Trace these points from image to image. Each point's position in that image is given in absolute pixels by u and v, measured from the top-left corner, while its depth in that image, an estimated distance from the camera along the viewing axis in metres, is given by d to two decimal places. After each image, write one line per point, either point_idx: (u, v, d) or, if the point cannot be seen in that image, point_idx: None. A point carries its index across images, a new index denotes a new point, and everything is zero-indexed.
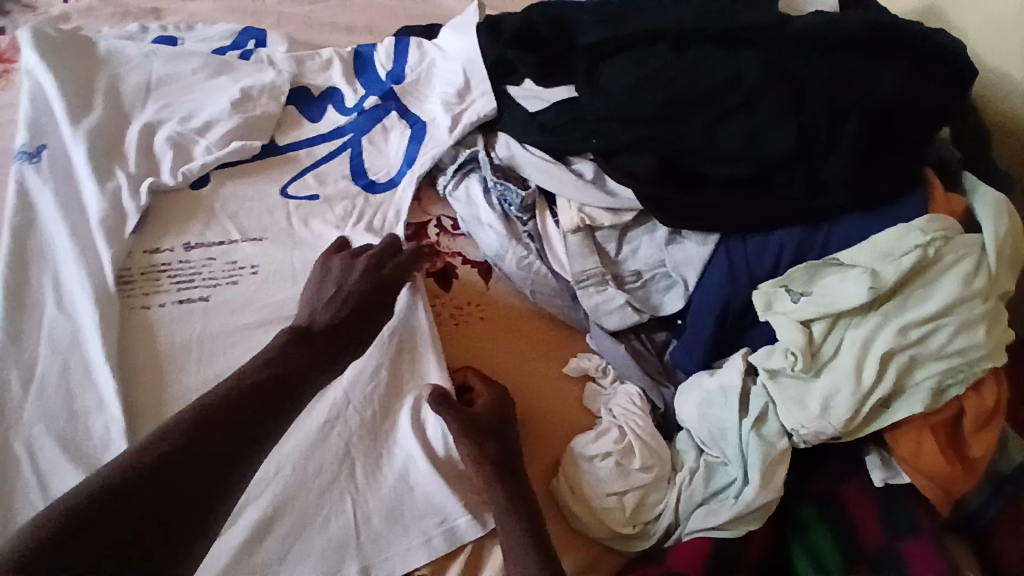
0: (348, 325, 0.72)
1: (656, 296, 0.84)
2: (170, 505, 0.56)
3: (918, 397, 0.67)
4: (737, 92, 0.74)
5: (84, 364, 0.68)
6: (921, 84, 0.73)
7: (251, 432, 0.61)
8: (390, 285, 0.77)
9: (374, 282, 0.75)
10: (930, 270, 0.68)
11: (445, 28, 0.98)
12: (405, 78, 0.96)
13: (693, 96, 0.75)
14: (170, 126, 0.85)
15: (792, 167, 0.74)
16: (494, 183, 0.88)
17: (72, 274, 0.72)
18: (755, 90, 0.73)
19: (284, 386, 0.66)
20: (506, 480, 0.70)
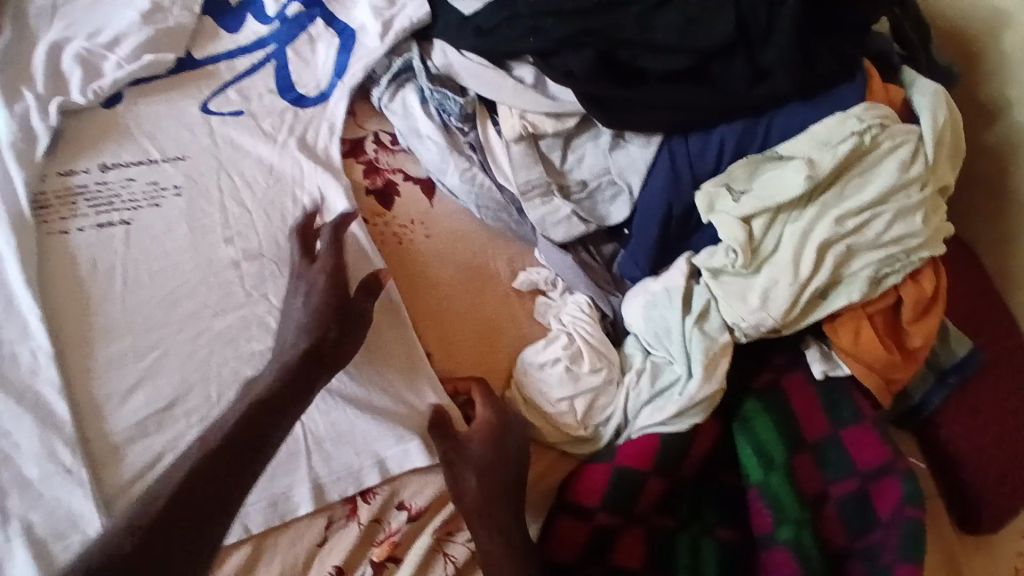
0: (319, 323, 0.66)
1: (602, 206, 0.82)
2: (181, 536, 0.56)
3: (856, 285, 0.69)
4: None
5: (3, 294, 0.65)
6: None
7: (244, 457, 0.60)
8: (357, 282, 0.69)
9: (337, 281, 0.68)
10: (867, 157, 0.69)
11: None
12: None
13: None
14: (78, 43, 0.78)
15: (731, 54, 0.72)
16: (431, 93, 0.84)
17: None
18: None
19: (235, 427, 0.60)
20: (482, 477, 0.67)
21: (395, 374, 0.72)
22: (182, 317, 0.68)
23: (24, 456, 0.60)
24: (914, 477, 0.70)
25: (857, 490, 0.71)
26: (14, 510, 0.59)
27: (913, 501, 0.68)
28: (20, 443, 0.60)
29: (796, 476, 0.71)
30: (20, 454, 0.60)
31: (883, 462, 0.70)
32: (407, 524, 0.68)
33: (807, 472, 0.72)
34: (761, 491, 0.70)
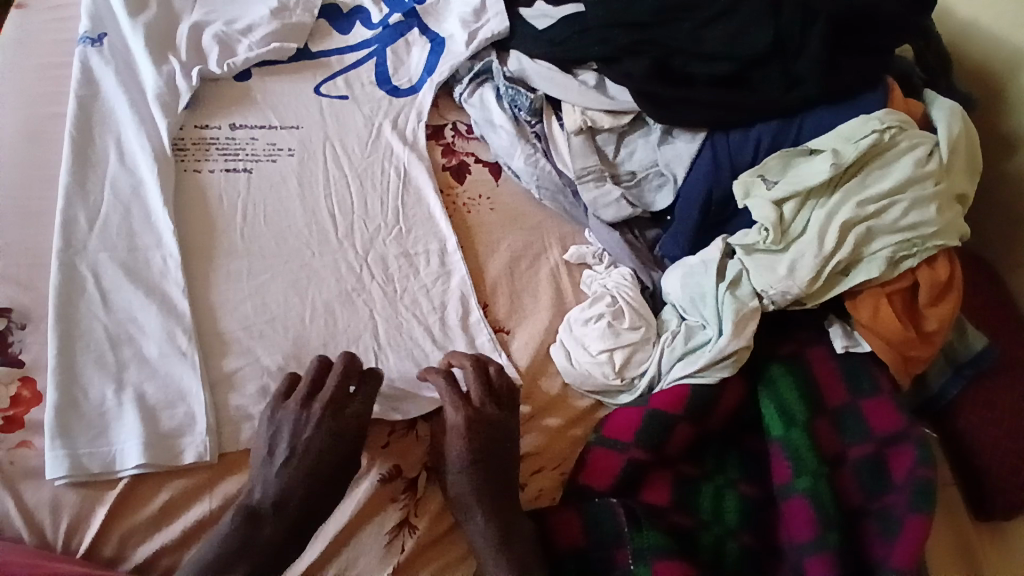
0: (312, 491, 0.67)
1: (649, 194, 0.93)
2: None
3: (875, 263, 0.77)
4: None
5: (144, 210, 0.78)
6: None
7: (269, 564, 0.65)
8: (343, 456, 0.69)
9: (331, 446, 0.69)
10: (885, 154, 0.80)
11: None
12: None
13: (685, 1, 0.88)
14: (216, 27, 0.95)
15: (770, 61, 0.85)
16: (506, 91, 0.98)
17: (132, 137, 0.82)
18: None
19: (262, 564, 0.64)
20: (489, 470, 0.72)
21: (459, 316, 0.84)
22: (288, 250, 0.81)
23: (148, 338, 0.72)
24: (925, 444, 0.76)
25: (871, 453, 0.77)
26: (132, 381, 0.70)
27: (924, 465, 0.74)
28: (145, 327, 0.72)
29: (816, 435, 0.77)
30: (144, 336, 0.72)
31: (897, 429, 0.77)
32: None
33: (825, 433, 0.78)
34: (782, 445, 0.77)
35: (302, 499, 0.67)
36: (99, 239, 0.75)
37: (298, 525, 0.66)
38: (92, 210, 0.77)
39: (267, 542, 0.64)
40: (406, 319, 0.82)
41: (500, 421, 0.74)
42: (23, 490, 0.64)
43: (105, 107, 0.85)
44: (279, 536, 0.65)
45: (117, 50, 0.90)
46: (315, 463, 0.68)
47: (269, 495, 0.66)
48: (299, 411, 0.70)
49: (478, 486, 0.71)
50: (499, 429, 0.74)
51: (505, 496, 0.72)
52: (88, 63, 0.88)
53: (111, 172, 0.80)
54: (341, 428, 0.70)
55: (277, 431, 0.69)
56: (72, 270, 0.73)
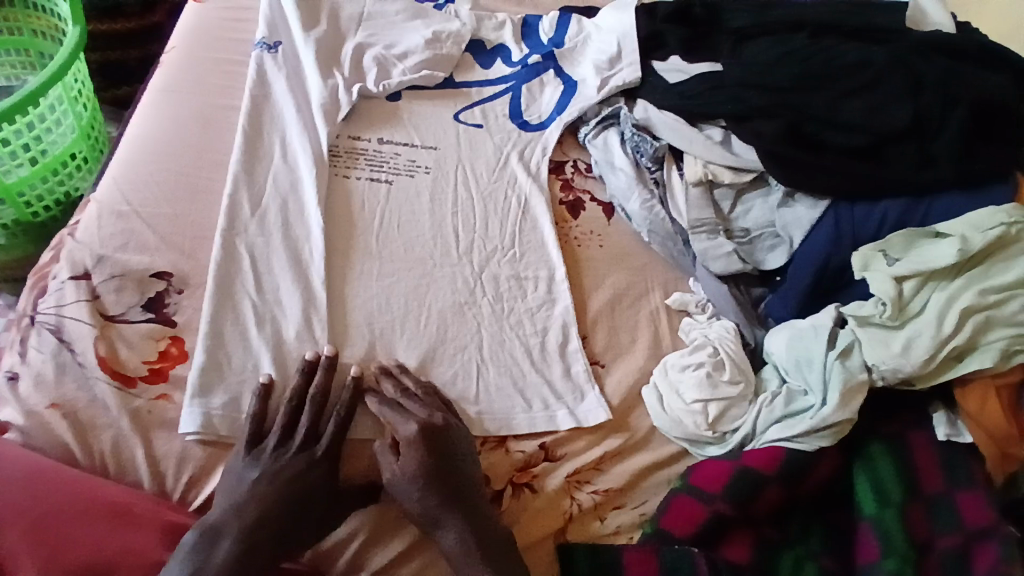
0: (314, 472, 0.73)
1: (760, 252, 0.94)
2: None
3: (989, 353, 0.75)
4: (865, 73, 0.89)
5: (299, 206, 0.87)
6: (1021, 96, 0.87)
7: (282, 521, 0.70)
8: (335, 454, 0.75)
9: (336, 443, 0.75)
10: (1010, 246, 0.78)
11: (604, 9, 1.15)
12: (564, 44, 1.13)
13: (827, 72, 0.90)
14: (376, 49, 1.05)
15: (905, 140, 0.86)
16: (632, 136, 1.02)
17: (296, 138, 0.92)
18: (881, 73, 0.88)
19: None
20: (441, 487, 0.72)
21: (560, 347, 0.87)
22: (415, 259, 0.88)
23: (290, 320, 0.79)
24: (1013, 543, 0.72)
25: (958, 546, 0.73)
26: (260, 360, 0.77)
27: (1007, 563, 0.71)
28: (288, 310, 0.80)
29: (908, 519, 0.74)
30: (285, 317, 0.80)
31: (988, 525, 0.73)
32: (545, 462, 0.79)
33: (916, 517, 0.74)
34: (872, 523, 0.74)
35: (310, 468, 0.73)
36: (258, 226, 0.84)
37: (252, 542, 0.68)
38: (256, 197, 0.86)
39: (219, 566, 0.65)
40: (509, 338, 0.86)
41: (452, 437, 0.75)
42: (155, 438, 0.73)
43: (273, 110, 0.95)
44: (279, 509, 0.71)
45: (288, 58, 1.01)
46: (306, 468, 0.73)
47: (233, 518, 0.68)
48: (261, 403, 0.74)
49: (441, 498, 0.72)
50: (452, 442, 0.74)
51: (464, 515, 0.72)
52: (263, 67, 0.99)
53: (275, 167, 0.89)
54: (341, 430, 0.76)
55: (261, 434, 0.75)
56: (231, 247, 0.82)
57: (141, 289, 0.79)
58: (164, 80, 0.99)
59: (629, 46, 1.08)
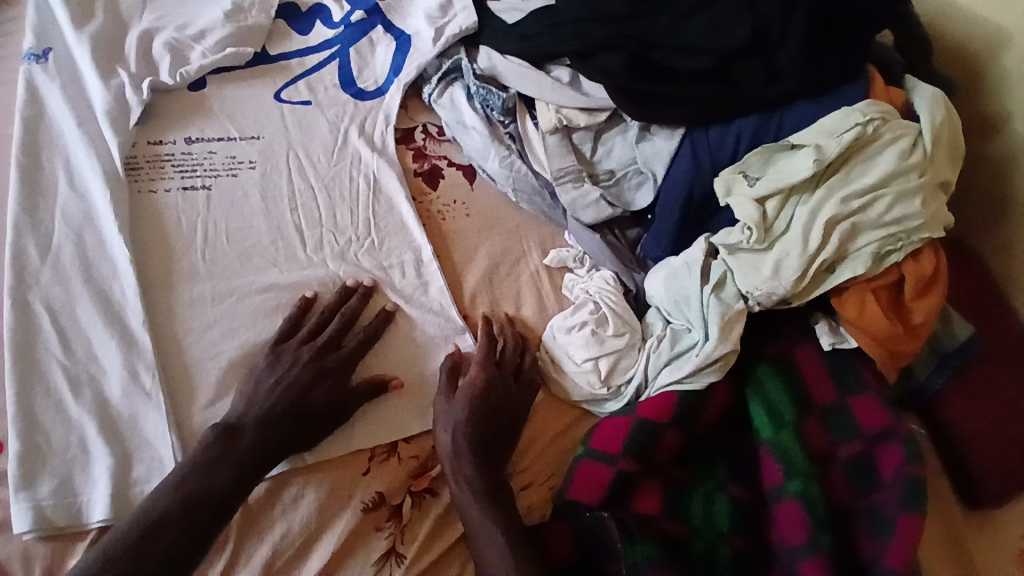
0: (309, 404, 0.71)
1: (628, 192, 0.91)
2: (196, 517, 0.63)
3: (860, 260, 0.76)
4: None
5: (98, 238, 0.74)
6: None
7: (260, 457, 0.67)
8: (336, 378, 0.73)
9: (317, 372, 0.72)
10: (868, 148, 0.78)
11: None
12: None
13: None
14: (167, 33, 0.90)
15: (748, 57, 0.82)
16: (477, 90, 0.94)
17: (82, 158, 0.78)
18: None
19: (204, 488, 0.64)
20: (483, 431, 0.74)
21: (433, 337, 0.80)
22: (254, 270, 0.77)
23: (111, 378, 0.69)
24: (912, 441, 0.76)
25: (860, 452, 0.76)
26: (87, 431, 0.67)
27: (911, 461, 0.74)
28: (106, 365, 0.69)
29: (805, 436, 0.77)
30: (107, 376, 0.69)
31: (886, 426, 0.76)
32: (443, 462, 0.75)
33: (814, 432, 0.78)
34: (771, 448, 0.76)
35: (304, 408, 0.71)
36: (52, 272, 0.72)
37: (268, 433, 0.68)
38: (43, 240, 0.73)
39: (244, 453, 0.66)
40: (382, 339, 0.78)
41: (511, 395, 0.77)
42: None
43: (52, 127, 0.80)
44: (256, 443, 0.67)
45: (63, 66, 0.85)
46: (314, 380, 0.72)
47: (251, 412, 0.69)
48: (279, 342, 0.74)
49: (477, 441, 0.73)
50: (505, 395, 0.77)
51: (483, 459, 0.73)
52: (33, 82, 0.83)
53: (61, 196, 0.76)
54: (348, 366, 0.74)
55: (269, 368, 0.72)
56: (25, 306, 0.70)
57: None
58: None
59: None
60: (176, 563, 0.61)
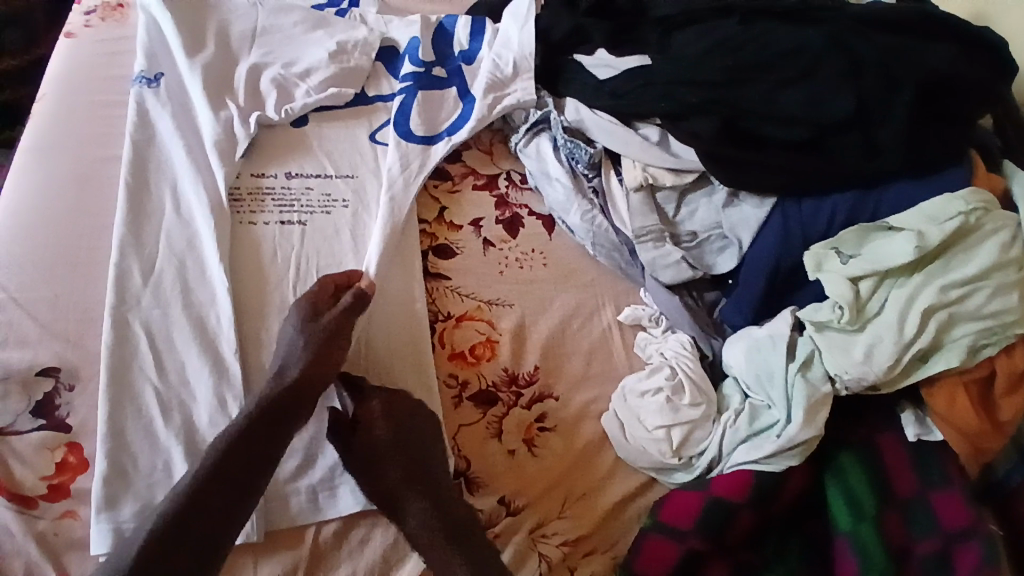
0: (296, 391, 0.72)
1: (710, 256, 0.91)
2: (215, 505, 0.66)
3: (955, 351, 0.72)
4: (799, 61, 0.82)
5: (199, 265, 0.78)
6: (967, 66, 0.80)
7: (264, 446, 0.69)
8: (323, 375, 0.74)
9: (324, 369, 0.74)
10: (969, 237, 0.74)
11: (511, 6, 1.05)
12: (476, 60, 1.04)
13: (758, 63, 0.83)
14: (274, 69, 0.95)
15: (848, 129, 0.80)
16: (565, 142, 0.96)
17: (189, 186, 0.82)
18: (818, 59, 0.80)
19: (229, 474, 0.67)
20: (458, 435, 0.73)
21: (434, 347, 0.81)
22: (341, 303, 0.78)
23: (200, 407, 0.72)
24: (992, 542, 0.72)
25: (939, 550, 0.72)
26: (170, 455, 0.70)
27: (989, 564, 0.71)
28: (197, 393, 0.72)
29: (885, 530, 0.73)
30: (195, 403, 0.72)
31: (967, 525, 0.72)
32: (508, 517, 0.75)
33: (894, 526, 0.73)
34: (850, 540, 0.73)
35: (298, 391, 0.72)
36: (152, 295, 0.75)
37: (265, 417, 0.70)
38: (146, 264, 0.77)
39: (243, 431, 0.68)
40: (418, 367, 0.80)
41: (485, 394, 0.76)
42: (68, 561, 0.67)
43: (161, 153, 0.85)
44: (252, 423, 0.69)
45: (173, 92, 0.89)
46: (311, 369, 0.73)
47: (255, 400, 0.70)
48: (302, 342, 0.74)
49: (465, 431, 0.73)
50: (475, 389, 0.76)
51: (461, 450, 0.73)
52: (144, 106, 0.87)
53: (166, 222, 0.80)
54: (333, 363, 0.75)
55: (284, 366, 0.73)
56: (124, 327, 0.73)
57: (27, 393, 0.70)
58: (35, 134, 0.87)
59: (528, 50, 1.00)
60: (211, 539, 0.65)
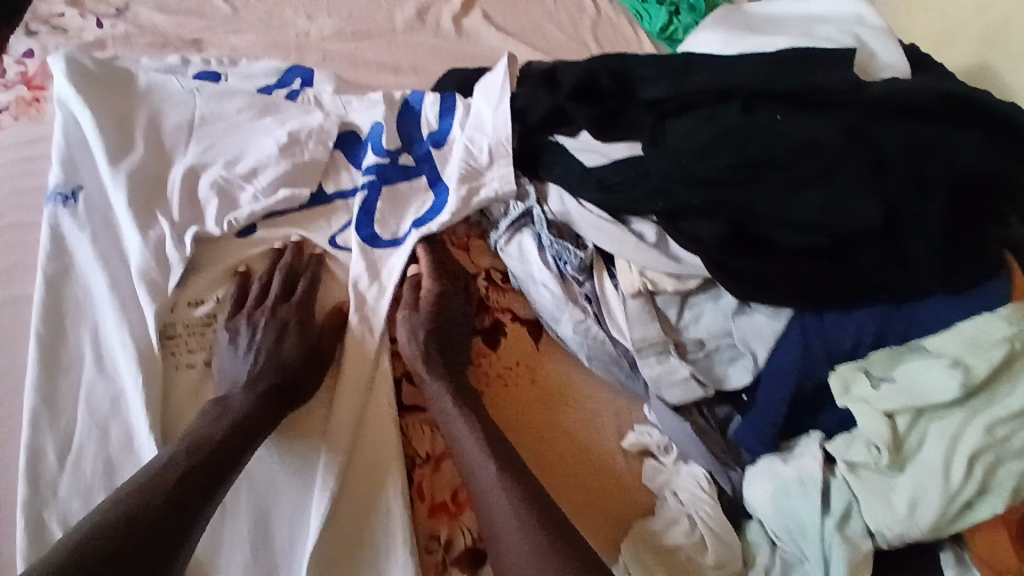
0: (280, 388, 0.70)
1: (719, 368, 0.81)
2: (178, 493, 0.60)
3: (1000, 494, 0.63)
4: (817, 158, 0.72)
5: (126, 434, 0.66)
6: (999, 158, 0.72)
7: (248, 431, 0.67)
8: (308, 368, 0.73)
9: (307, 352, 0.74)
10: (1015, 364, 0.66)
11: (484, 81, 0.93)
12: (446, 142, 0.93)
13: (770, 159, 0.72)
14: (216, 170, 0.82)
15: (874, 241, 0.72)
16: (551, 243, 0.86)
17: (112, 331, 0.69)
18: (838, 158, 0.71)
19: (200, 470, 0.62)
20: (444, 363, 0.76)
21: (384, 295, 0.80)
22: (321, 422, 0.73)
23: None
24: None
25: None
26: None
27: None
28: None
29: None
30: None
31: None
32: None
33: None
34: None
35: (285, 371, 0.72)
36: (72, 480, 0.64)
37: (256, 412, 0.68)
38: (63, 440, 0.65)
39: (237, 415, 0.67)
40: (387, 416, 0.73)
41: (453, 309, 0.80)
42: None
43: (80, 286, 0.72)
44: (250, 409, 0.68)
45: (95, 210, 0.76)
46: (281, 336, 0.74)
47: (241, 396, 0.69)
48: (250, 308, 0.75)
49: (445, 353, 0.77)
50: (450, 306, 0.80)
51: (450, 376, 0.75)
52: (58, 229, 0.74)
53: (86, 379, 0.67)
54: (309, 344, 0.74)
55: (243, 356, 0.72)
56: (38, 529, 0.61)
57: None
58: None
59: (501, 137, 0.89)
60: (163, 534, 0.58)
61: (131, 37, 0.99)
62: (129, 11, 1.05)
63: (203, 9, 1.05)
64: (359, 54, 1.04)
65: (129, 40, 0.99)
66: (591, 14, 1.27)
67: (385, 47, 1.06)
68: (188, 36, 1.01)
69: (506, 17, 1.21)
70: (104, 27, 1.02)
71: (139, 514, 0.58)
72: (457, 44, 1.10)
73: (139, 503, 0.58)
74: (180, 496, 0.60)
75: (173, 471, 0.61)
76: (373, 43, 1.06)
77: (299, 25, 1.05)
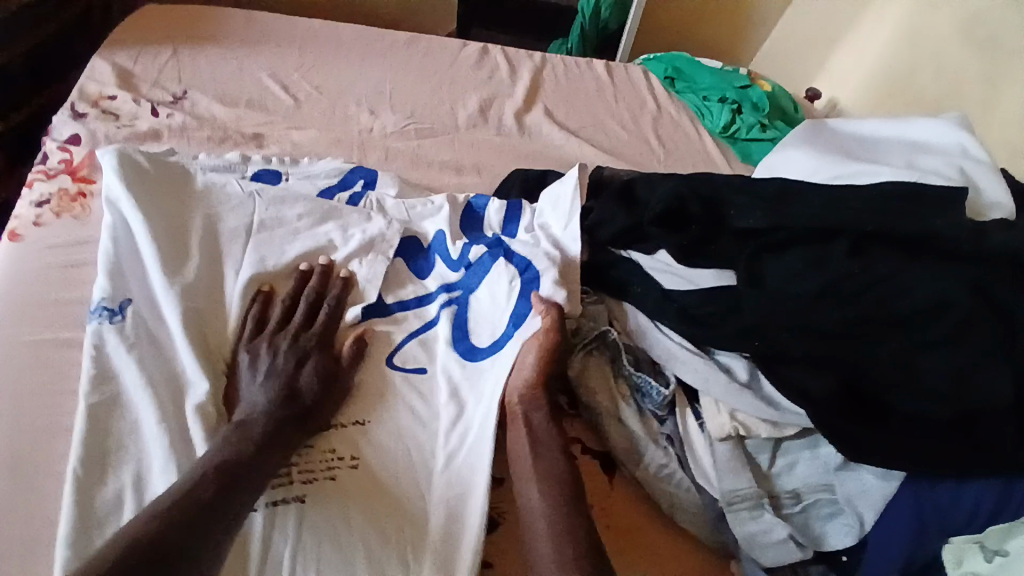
0: (296, 409, 0.67)
1: (816, 523, 0.72)
2: (216, 500, 0.57)
3: None
4: (945, 320, 0.67)
5: None
6: None
7: (278, 439, 0.64)
8: (321, 391, 0.70)
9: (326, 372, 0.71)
10: None
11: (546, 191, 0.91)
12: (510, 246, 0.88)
13: (885, 318, 0.68)
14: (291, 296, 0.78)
15: (1005, 415, 0.65)
16: (631, 375, 0.77)
17: (157, 474, 0.62)
18: (966, 321, 0.66)
19: (229, 479, 0.59)
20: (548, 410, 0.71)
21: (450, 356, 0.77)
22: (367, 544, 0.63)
23: None
24: None
25: None
26: None
27: None
28: None
29: None
30: None
31: None
32: None
33: None
34: None
35: (294, 393, 0.68)
36: None
37: (286, 420, 0.66)
38: None
39: (262, 431, 0.64)
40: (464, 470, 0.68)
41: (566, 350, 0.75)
42: None
43: (123, 415, 0.65)
44: (272, 428, 0.64)
45: (144, 326, 0.71)
46: (299, 359, 0.71)
47: (261, 408, 0.66)
48: (273, 332, 0.72)
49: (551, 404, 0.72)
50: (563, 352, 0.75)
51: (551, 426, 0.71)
52: (102, 349, 0.68)
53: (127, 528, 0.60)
54: (331, 369, 0.72)
55: (259, 383, 0.69)
56: None
57: None
58: None
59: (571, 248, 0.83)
60: (187, 545, 0.53)
61: (189, 129, 0.96)
62: (187, 99, 1.03)
63: (265, 101, 1.05)
64: (422, 153, 1.02)
65: (186, 132, 0.96)
66: (652, 108, 1.25)
67: (448, 146, 1.05)
68: (249, 130, 0.99)
69: (567, 111, 1.19)
70: (160, 115, 0.99)
71: (168, 514, 0.54)
72: (520, 143, 1.09)
73: (176, 511, 0.55)
74: (218, 504, 0.57)
75: (203, 482, 0.58)
76: (435, 142, 1.05)
77: (362, 122, 1.05)
